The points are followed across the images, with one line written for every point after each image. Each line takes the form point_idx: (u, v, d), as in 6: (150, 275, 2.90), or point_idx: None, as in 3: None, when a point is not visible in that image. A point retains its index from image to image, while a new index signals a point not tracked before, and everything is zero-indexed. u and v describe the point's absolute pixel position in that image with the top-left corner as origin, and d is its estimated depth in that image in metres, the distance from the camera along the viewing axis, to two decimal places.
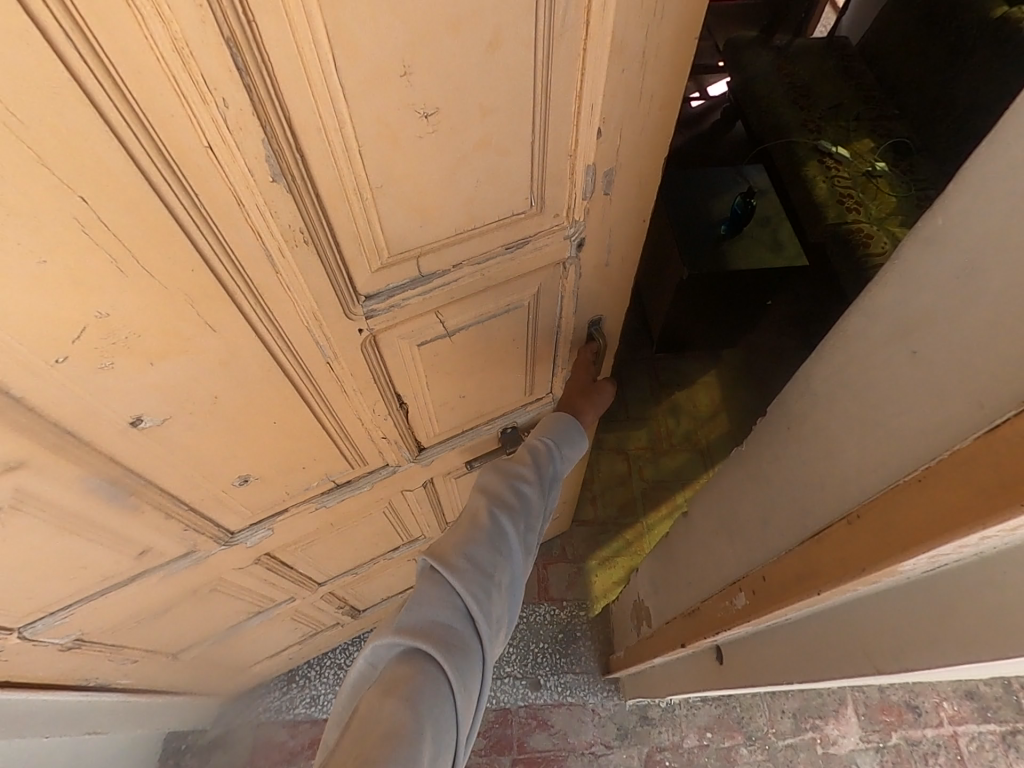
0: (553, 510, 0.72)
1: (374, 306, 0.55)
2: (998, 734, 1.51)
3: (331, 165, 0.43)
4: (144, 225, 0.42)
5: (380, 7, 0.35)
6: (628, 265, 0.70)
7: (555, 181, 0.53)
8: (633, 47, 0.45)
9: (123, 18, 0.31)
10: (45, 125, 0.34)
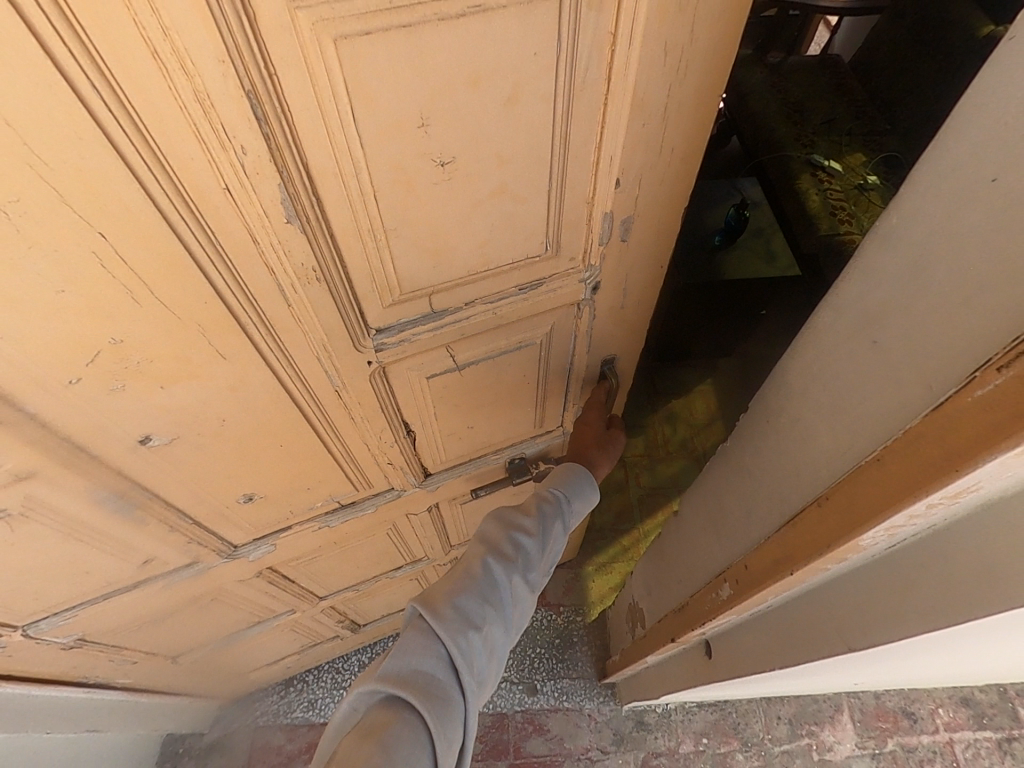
0: (555, 565, 0.69)
1: (384, 339, 0.55)
2: (995, 741, 1.51)
3: (346, 208, 0.43)
4: (161, 260, 0.42)
5: (401, 64, 0.36)
6: (645, 306, 0.70)
7: (572, 226, 0.53)
8: (654, 103, 0.45)
9: (148, 70, 0.32)
10: (69, 167, 0.35)
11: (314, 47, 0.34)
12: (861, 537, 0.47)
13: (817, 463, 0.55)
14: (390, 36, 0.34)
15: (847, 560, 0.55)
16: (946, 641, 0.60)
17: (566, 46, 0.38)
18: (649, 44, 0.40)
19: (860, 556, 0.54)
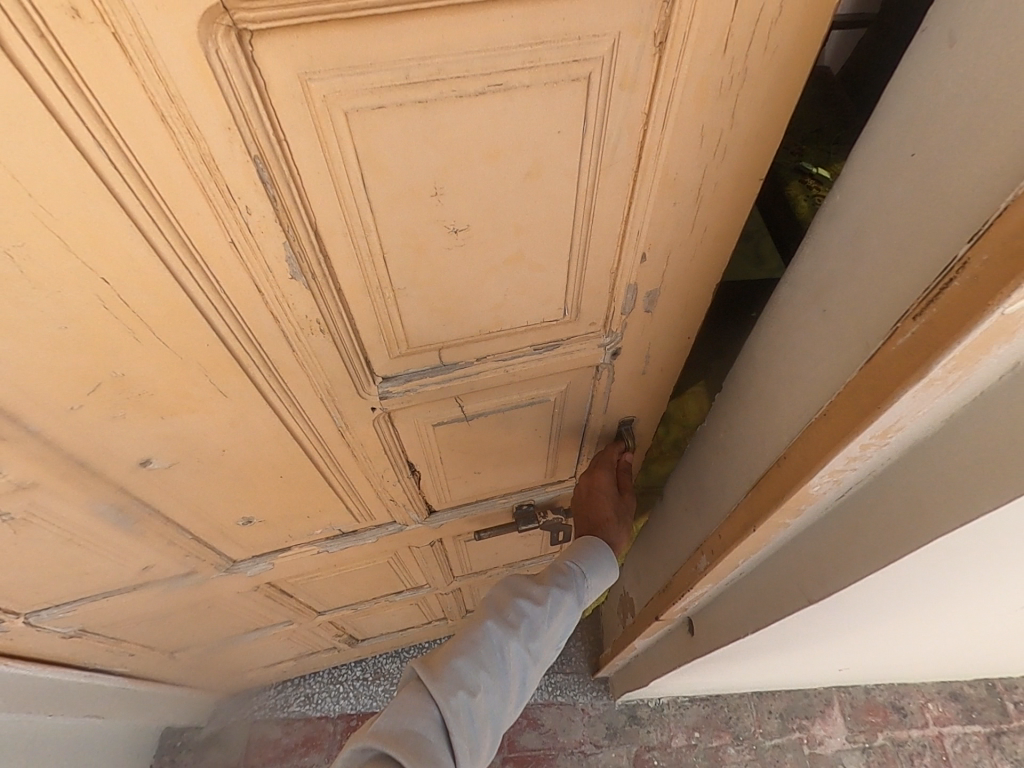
0: (564, 640, 0.63)
1: (389, 387, 0.53)
2: (983, 736, 1.48)
3: (354, 266, 0.41)
4: (163, 305, 0.41)
5: (414, 136, 0.33)
6: (669, 373, 0.64)
7: (593, 294, 0.48)
8: (685, 183, 0.40)
9: (156, 132, 0.31)
10: (73, 217, 0.34)
11: (326, 116, 0.32)
12: (809, 484, 0.48)
13: (774, 429, 0.54)
14: (404, 108, 0.32)
15: (803, 517, 0.55)
16: (905, 598, 0.59)
17: (592, 124, 0.35)
18: (684, 125, 0.36)
19: (813, 513, 0.55)
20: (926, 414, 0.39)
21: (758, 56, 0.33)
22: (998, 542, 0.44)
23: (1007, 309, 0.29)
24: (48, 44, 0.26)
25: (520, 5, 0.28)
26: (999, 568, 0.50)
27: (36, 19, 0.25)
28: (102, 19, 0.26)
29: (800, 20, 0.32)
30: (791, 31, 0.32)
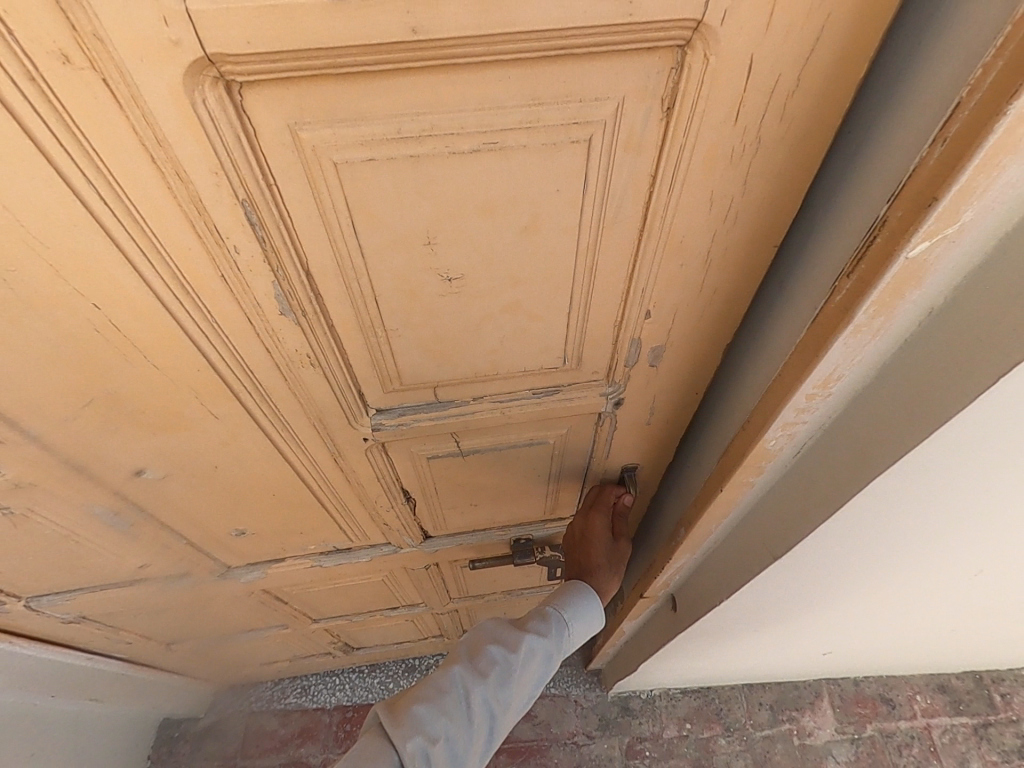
0: (540, 690, 0.60)
1: (383, 419, 0.51)
2: (971, 727, 1.40)
3: (346, 304, 0.40)
4: (155, 332, 0.39)
5: (407, 188, 0.32)
6: (677, 428, 0.61)
7: (594, 345, 0.46)
8: (694, 245, 0.38)
9: (146, 173, 0.29)
10: (64, 247, 0.32)
11: (317, 166, 0.30)
12: (762, 440, 0.45)
13: (735, 398, 0.51)
14: (394, 163, 0.30)
15: (757, 486, 0.54)
16: (868, 564, 0.56)
17: (593, 183, 0.33)
18: (692, 191, 0.34)
19: (765, 483, 0.53)
20: (864, 355, 0.37)
21: (773, 128, 0.31)
22: (946, 494, 0.41)
23: (912, 253, 0.29)
24: (38, 88, 0.25)
25: (516, 67, 0.27)
26: (962, 527, 0.47)
27: (26, 64, 0.24)
28: (92, 64, 0.25)
29: (819, 98, 0.30)
30: (808, 105, 0.30)
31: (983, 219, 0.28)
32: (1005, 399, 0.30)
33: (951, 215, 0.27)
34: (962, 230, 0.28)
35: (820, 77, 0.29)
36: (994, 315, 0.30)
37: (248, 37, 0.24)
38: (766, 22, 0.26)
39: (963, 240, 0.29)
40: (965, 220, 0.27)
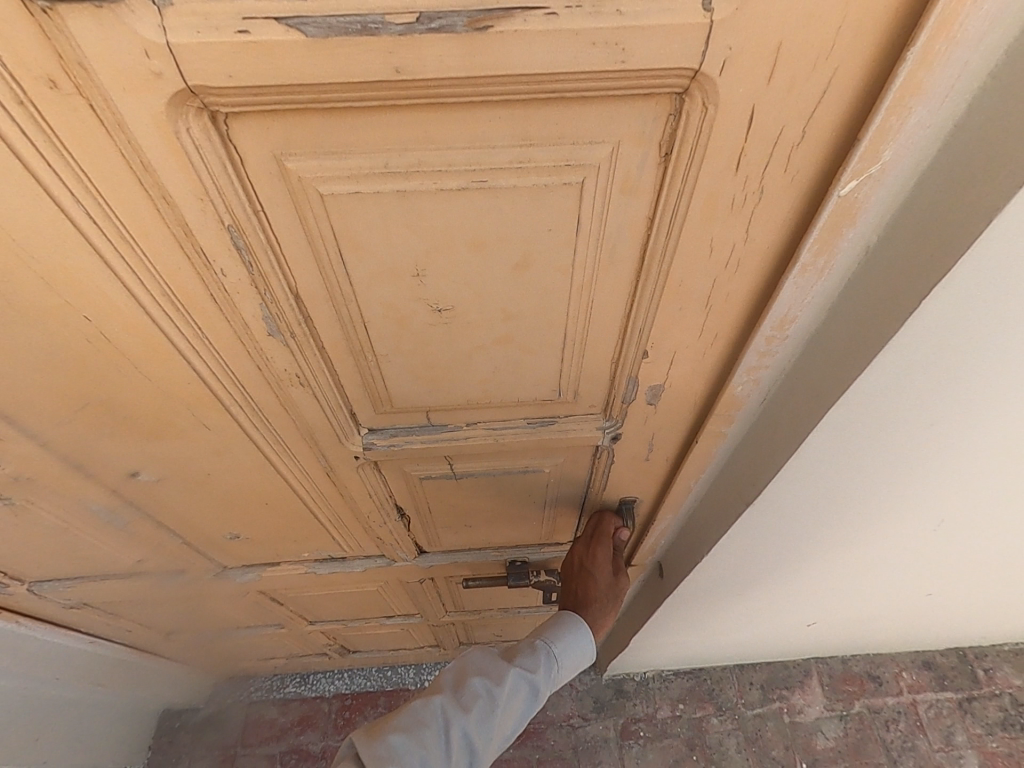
0: (522, 728, 0.60)
1: (374, 439, 0.50)
2: (955, 701, 1.43)
3: (336, 329, 0.37)
4: (146, 346, 0.36)
5: (395, 220, 0.30)
6: (677, 467, 0.59)
7: (590, 379, 0.45)
8: (694, 289, 0.36)
9: (132, 192, 0.27)
10: (55, 263, 0.30)
11: (304, 198, 0.28)
12: (729, 387, 0.45)
13: None
14: (382, 198, 0.29)
15: (725, 443, 0.54)
16: (846, 509, 0.55)
17: (590, 220, 0.31)
18: (690, 237, 0.32)
19: (736, 435, 0.53)
20: (815, 291, 0.37)
21: (776, 177, 0.29)
22: (901, 429, 0.41)
23: (844, 193, 0.30)
24: (28, 113, 0.23)
25: (506, 107, 0.25)
26: (922, 468, 0.48)
27: (14, 86, 0.22)
28: (79, 91, 0.23)
29: (824, 149, 0.28)
30: (814, 154, 0.29)
31: (903, 157, 0.29)
32: (941, 318, 0.31)
33: (873, 155, 0.28)
34: (886, 169, 0.29)
35: (824, 130, 0.27)
36: (924, 239, 0.30)
37: (230, 71, 0.22)
38: (768, 72, 0.25)
39: (889, 178, 0.30)
40: (886, 159, 0.29)
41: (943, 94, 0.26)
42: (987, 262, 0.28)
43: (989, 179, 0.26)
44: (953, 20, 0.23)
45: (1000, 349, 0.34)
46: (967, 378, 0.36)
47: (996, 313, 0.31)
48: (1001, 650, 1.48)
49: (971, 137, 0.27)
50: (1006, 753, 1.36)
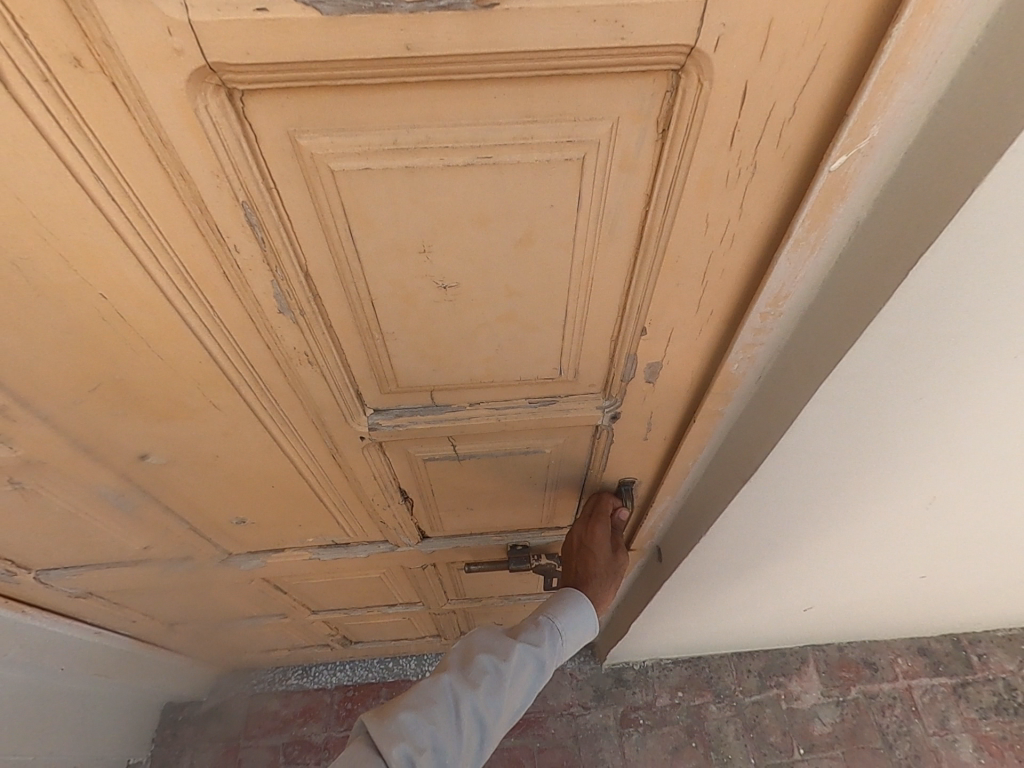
0: (529, 700, 0.61)
1: (379, 419, 0.51)
2: (950, 686, 1.45)
3: (344, 307, 0.38)
4: (159, 324, 0.37)
5: (403, 197, 0.31)
6: (675, 447, 0.60)
7: (590, 358, 0.46)
8: (691, 266, 0.37)
9: (150, 169, 0.28)
10: (73, 239, 0.31)
11: (315, 175, 0.29)
12: (725, 364, 0.46)
13: None
14: (391, 174, 0.30)
15: (722, 422, 0.55)
16: (841, 487, 0.56)
17: (589, 197, 0.32)
18: (686, 212, 0.34)
19: (732, 413, 0.54)
20: (807, 267, 0.38)
21: (769, 153, 0.31)
22: (893, 403, 0.43)
23: (834, 168, 0.31)
24: (53, 89, 0.24)
25: (509, 85, 0.26)
26: (914, 446, 0.49)
27: (40, 64, 0.23)
28: (102, 68, 0.24)
29: (815, 125, 0.30)
30: (806, 129, 0.30)
31: (891, 132, 0.30)
32: (929, 288, 0.32)
33: (861, 130, 0.29)
34: (874, 145, 0.30)
35: (814, 106, 0.29)
36: (911, 213, 0.31)
37: (248, 47, 0.23)
38: (760, 49, 0.26)
39: (877, 153, 0.31)
40: (874, 134, 0.30)
41: (927, 71, 0.27)
42: (971, 232, 0.29)
43: (973, 151, 0.27)
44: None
45: (987, 322, 0.35)
46: (956, 352, 0.37)
47: (981, 283, 0.32)
48: (994, 636, 1.51)
49: (955, 113, 0.28)
50: (999, 735, 1.39)
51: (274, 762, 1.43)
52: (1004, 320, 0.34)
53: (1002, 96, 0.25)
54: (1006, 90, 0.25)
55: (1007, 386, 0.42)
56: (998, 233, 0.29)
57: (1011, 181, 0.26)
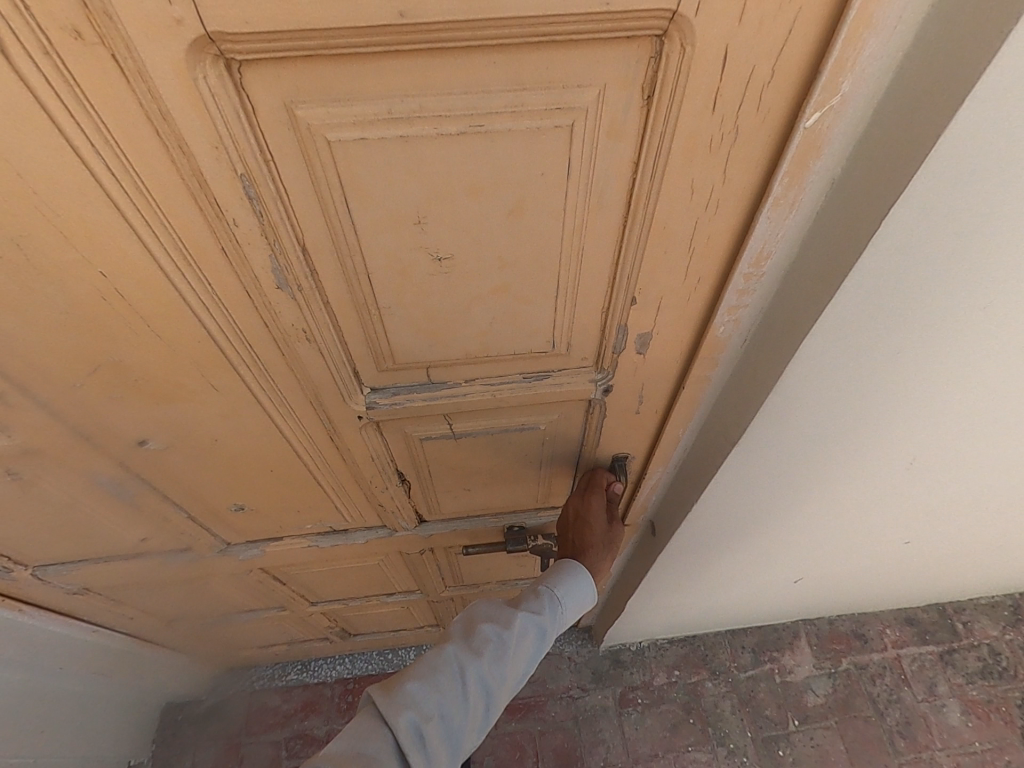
0: (532, 668, 0.63)
1: (377, 398, 0.51)
2: (938, 654, 1.50)
3: (340, 282, 0.39)
4: (158, 304, 0.38)
5: (397, 166, 0.31)
6: (666, 418, 0.62)
7: (582, 331, 0.47)
8: (678, 233, 0.38)
9: (149, 144, 0.28)
10: (72, 216, 0.31)
11: (311, 146, 0.30)
12: (711, 328, 0.47)
13: None
14: (385, 143, 0.30)
15: (710, 389, 0.57)
16: (830, 452, 0.58)
17: (579, 165, 0.33)
18: (673, 179, 0.35)
19: (721, 379, 0.55)
20: (787, 225, 0.39)
21: (751, 116, 0.32)
22: (876, 361, 0.44)
23: (809, 125, 0.32)
24: (52, 62, 0.25)
25: (499, 52, 0.27)
26: (893, 409, 0.51)
27: (40, 37, 0.24)
28: (102, 40, 0.24)
29: (794, 88, 0.31)
30: (786, 92, 0.31)
31: (861, 88, 0.31)
32: (901, 239, 0.33)
33: (833, 87, 0.31)
34: (846, 101, 0.32)
35: (792, 69, 0.30)
36: (881, 166, 0.32)
37: (247, 16, 0.24)
38: (739, 12, 0.27)
39: (849, 109, 0.32)
40: (845, 90, 0.31)
41: (893, 27, 0.28)
42: (943, 179, 0.30)
43: (938, 100, 0.28)
44: None
45: (960, 272, 0.36)
46: (933, 305, 0.38)
47: (953, 232, 0.33)
48: (978, 604, 1.57)
49: (920, 68, 0.29)
50: (985, 699, 1.44)
51: (277, 756, 1.45)
52: (976, 269, 0.36)
53: (963, 45, 0.27)
54: (966, 39, 0.26)
55: (981, 343, 0.43)
56: (966, 181, 0.30)
57: (974, 128, 0.27)
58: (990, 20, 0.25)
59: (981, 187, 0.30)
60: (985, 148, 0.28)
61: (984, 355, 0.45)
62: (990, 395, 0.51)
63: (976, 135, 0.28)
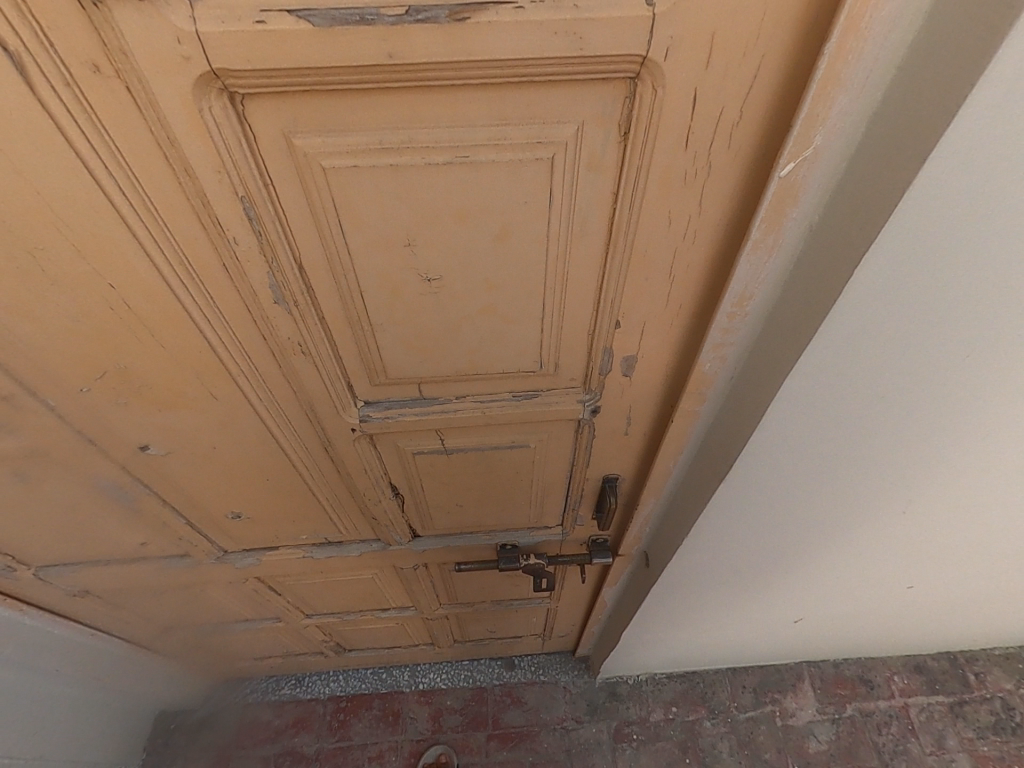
0: None
1: (370, 412, 0.53)
2: (947, 706, 1.46)
3: (334, 298, 0.40)
4: (162, 313, 0.40)
5: (389, 193, 0.33)
6: (653, 439, 0.63)
7: (570, 352, 0.49)
8: (658, 262, 0.40)
9: (159, 168, 0.31)
10: (86, 230, 0.33)
11: (308, 173, 0.32)
12: (698, 362, 0.48)
13: None
14: (377, 171, 0.32)
15: (700, 421, 0.57)
16: (820, 489, 0.58)
17: (560, 196, 0.35)
18: (651, 210, 0.36)
19: (710, 412, 0.56)
20: (769, 267, 0.40)
21: (721, 154, 0.34)
22: (861, 403, 0.44)
23: (783, 175, 0.34)
24: (72, 92, 0.27)
25: (481, 90, 0.29)
26: (887, 448, 0.51)
27: (62, 70, 0.26)
28: (117, 74, 0.27)
29: (760, 128, 0.33)
30: (753, 132, 0.33)
31: (833, 142, 0.33)
32: (875, 287, 0.34)
33: (806, 139, 0.32)
34: (818, 154, 0.33)
35: (760, 110, 0.32)
36: (852, 216, 0.34)
37: (250, 55, 0.26)
38: (705, 59, 0.29)
39: (822, 162, 0.34)
40: (817, 143, 0.33)
41: (860, 86, 0.30)
42: (909, 232, 0.31)
43: (901, 158, 0.29)
44: (859, 19, 0.27)
45: (942, 322, 0.36)
46: (913, 353, 0.39)
47: (930, 283, 0.34)
48: (991, 654, 1.53)
49: (884, 125, 0.30)
50: (997, 756, 1.39)
51: None
52: (957, 320, 0.36)
53: (922, 102, 0.28)
54: (922, 98, 0.28)
55: (971, 387, 0.44)
56: (933, 235, 0.31)
57: (936, 185, 0.28)
58: (943, 78, 0.27)
59: (949, 241, 0.31)
60: (949, 207, 0.29)
61: (978, 399, 0.45)
62: (990, 441, 0.52)
63: (940, 188, 0.29)
